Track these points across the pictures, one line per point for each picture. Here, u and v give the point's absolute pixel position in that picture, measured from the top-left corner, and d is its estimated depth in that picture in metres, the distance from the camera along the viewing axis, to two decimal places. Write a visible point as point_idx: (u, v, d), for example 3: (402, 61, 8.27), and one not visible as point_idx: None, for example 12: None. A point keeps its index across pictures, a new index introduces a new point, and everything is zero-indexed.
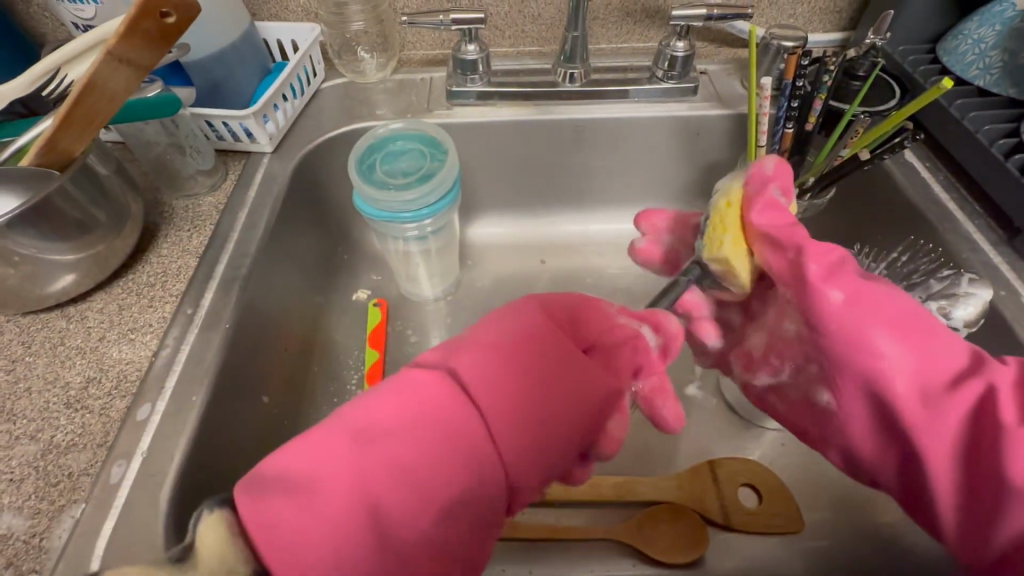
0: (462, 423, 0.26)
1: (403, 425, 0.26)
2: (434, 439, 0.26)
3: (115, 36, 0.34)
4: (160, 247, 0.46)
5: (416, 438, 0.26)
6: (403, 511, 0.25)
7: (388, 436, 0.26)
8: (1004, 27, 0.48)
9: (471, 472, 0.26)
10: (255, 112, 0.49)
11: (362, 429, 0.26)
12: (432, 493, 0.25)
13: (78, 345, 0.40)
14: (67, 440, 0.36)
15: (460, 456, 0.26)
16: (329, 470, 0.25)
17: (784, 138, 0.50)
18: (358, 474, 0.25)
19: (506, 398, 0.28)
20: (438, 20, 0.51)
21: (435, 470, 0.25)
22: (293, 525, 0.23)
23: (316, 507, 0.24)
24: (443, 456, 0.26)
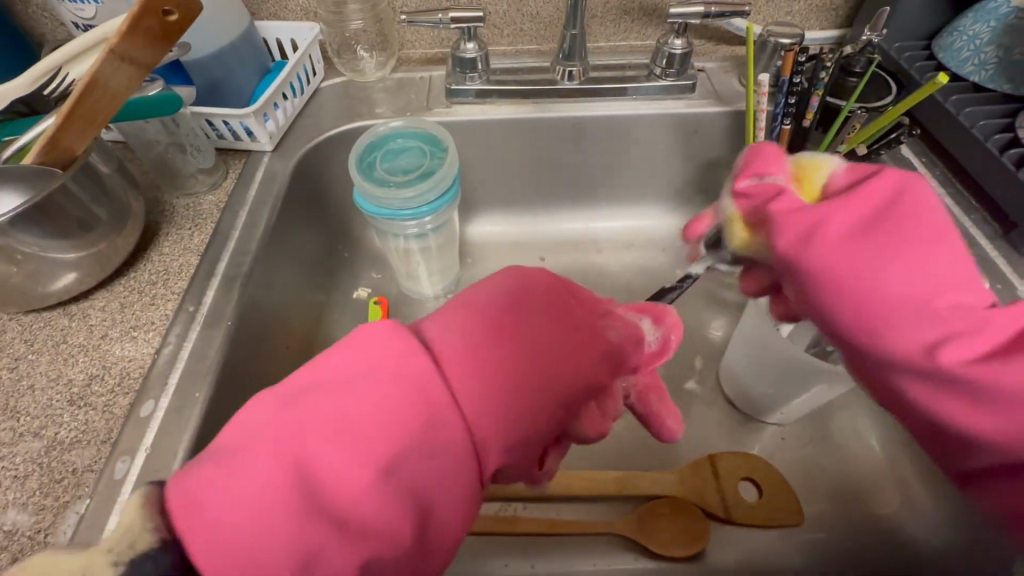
0: (411, 383, 0.26)
1: (357, 383, 0.26)
2: (379, 395, 0.25)
3: (117, 34, 0.34)
4: (161, 245, 0.47)
5: (361, 395, 0.25)
6: (343, 468, 0.24)
7: (341, 392, 0.26)
8: (999, 23, 0.49)
9: (419, 429, 0.25)
10: (255, 111, 0.50)
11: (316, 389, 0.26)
12: (375, 450, 0.24)
13: (81, 343, 0.40)
14: (71, 437, 0.36)
15: (405, 412, 0.25)
16: (274, 429, 0.25)
17: (781, 135, 0.50)
18: (309, 428, 0.25)
19: (465, 354, 0.27)
20: (437, 19, 0.51)
21: (385, 424, 0.25)
22: (221, 489, 0.23)
23: (248, 469, 0.24)
24: (393, 411, 0.25)
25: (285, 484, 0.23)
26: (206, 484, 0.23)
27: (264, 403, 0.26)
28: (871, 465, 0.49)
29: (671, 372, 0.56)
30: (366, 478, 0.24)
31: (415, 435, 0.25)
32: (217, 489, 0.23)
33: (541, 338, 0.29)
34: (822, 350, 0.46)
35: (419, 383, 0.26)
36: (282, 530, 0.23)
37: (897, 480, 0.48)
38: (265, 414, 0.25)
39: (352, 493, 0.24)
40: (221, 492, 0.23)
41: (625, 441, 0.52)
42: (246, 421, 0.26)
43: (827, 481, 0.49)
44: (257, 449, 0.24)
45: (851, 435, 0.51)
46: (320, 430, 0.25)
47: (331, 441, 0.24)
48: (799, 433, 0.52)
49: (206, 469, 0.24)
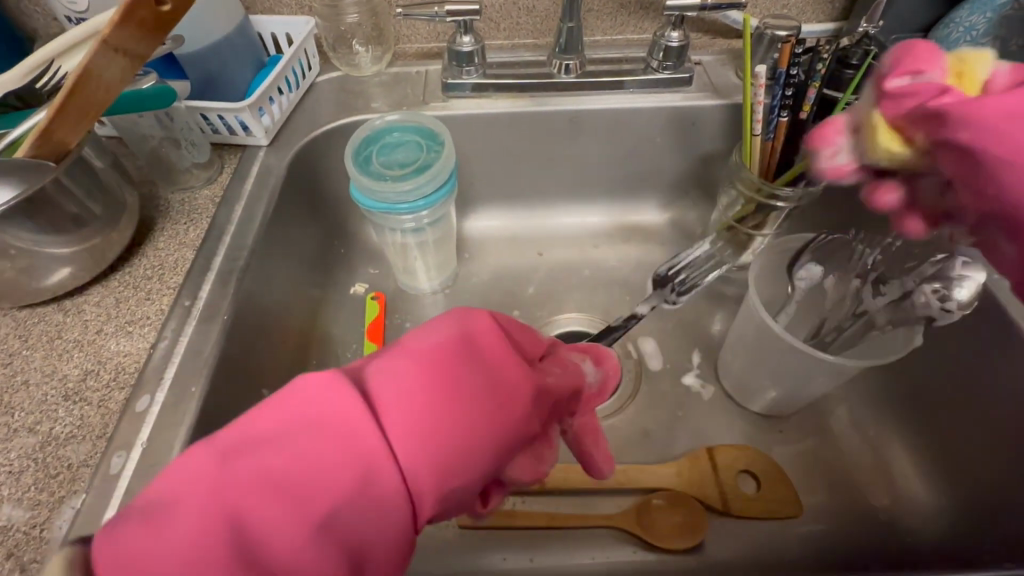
0: (346, 436, 0.25)
1: (291, 436, 0.25)
2: (313, 450, 0.24)
3: (109, 25, 0.34)
4: (157, 240, 0.46)
5: (294, 450, 0.24)
6: (272, 527, 0.23)
7: (274, 448, 0.25)
8: (994, 15, 0.49)
9: (353, 485, 0.24)
10: (250, 104, 0.49)
11: (249, 442, 0.25)
12: (306, 509, 0.24)
13: (76, 338, 0.40)
14: (66, 432, 0.35)
15: (339, 468, 0.24)
16: (202, 488, 0.24)
17: (778, 127, 0.50)
18: (237, 487, 0.24)
19: (404, 404, 0.26)
20: (433, 12, 0.51)
21: (318, 481, 0.24)
22: (144, 552, 0.22)
23: (172, 532, 0.23)
24: (325, 471, 0.24)
25: (211, 549, 0.22)
26: (128, 548, 0.22)
27: (192, 457, 0.25)
28: (869, 457, 0.50)
29: (669, 366, 0.56)
30: (296, 542, 0.23)
31: (350, 491, 0.24)
32: (139, 551, 0.22)
33: (485, 386, 0.28)
34: (820, 340, 0.47)
35: (352, 441, 0.25)
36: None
37: (895, 471, 0.48)
38: (192, 471, 0.24)
39: (280, 558, 0.23)
40: (145, 558, 0.22)
41: (623, 435, 0.52)
42: (173, 477, 0.25)
43: (825, 473, 0.49)
44: (182, 510, 0.23)
45: (850, 426, 0.51)
46: (250, 489, 0.24)
47: (261, 503, 0.23)
48: (798, 426, 0.52)
49: (128, 529, 0.23)
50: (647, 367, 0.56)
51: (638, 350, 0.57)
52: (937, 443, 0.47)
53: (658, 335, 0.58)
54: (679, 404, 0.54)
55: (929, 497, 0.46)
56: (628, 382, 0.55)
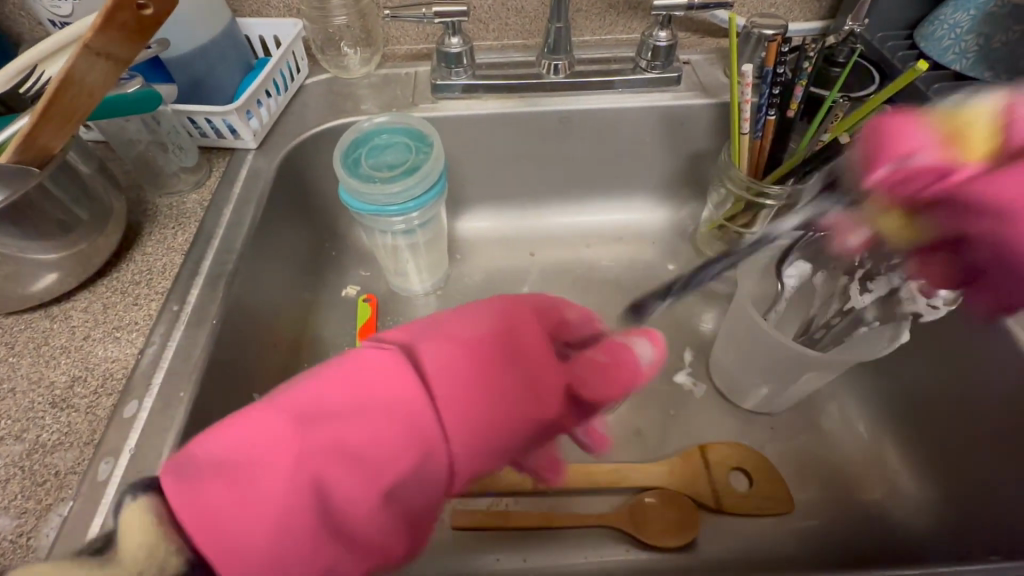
0: (416, 414, 0.26)
1: (362, 409, 0.26)
2: (385, 424, 0.25)
3: (91, 30, 0.33)
4: (144, 245, 0.46)
5: (367, 422, 0.25)
6: (346, 492, 0.25)
7: (345, 419, 0.26)
8: (978, 12, 0.49)
9: (419, 460, 0.26)
10: (238, 108, 0.49)
11: (321, 410, 0.26)
12: (377, 477, 0.25)
13: (63, 345, 0.40)
14: (53, 439, 0.35)
15: (408, 444, 0.25)
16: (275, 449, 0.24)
17: (766, 126, 0.51)
18: (312, 452, 0.25)
19: (466, 391, 0.27)
20: (421, 14, 0.51)
21: (389, 455, 0.25)
22: (227, 508, 0.23)
23: (255, 491, 0.24)
24: (395, 447, 0.25)
25: (296, 507, 0.24)
26: (208, 502, 0.23)
27: (263, 414, 0.26)
28: (860, 452, 0.50)
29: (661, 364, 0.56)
30: (367, 505, 0.25)
31: (415, 466, 0.26)
32: (222, 505, 0.23)
33: (536, 373, 0.29)
34: (810, 338, 0.47)
35: (418, 424, 0.26)
36: (288, 551, 0.24)
37: (886, 466, 0.49)
38: (268, 433, 0.25)
39: (348, 518, 0.25)
40: (229, 514, 0.23)
41: (615, 433, 0.52)
42: (242, 433, 0.25)
43: (817, 469, 0.49)
44: (260, 467, 0.24)
45: (840, 422, 0.51)
46: (325, 457, 0.25)
47: (335, 470, 0.25)
48: (790, 423, 0.52)
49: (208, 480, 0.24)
50: None
51: None
52: (926, 438, 0.47)
53: None
54: (671, 403, 0.54)
55: (919, 491, 0.46)
56: None
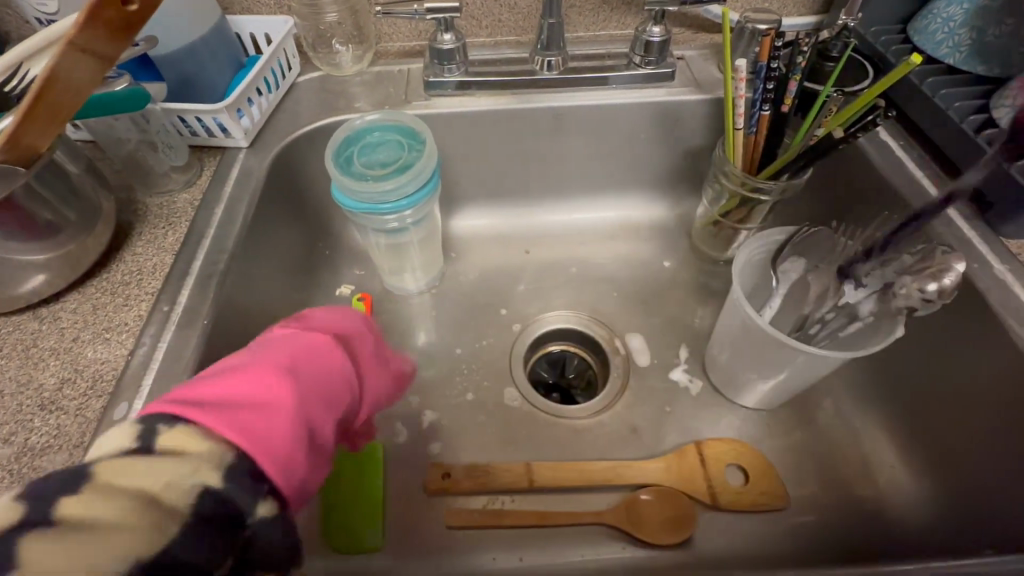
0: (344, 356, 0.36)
1: (320, 360, 0.34)
2: (331, 362, 0.35)
3: (73, 27, 0.33)
4: (134, 245, 0.46)
5: (322, 361, 0.34)
6: (323, 412, 0.33)
7: (312, 365, 0.33)
8: (971, 6, 0.48)
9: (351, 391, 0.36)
10: (228, 106, 0.49)
11: (292, 361, 0.32)
12: (336, 402, 0.34)
13: (52, 346, 0.39)
14: (42, 442, 0.35)
15: (345, 376, 0.35)
16: (272, 384, 0.30)
17: (760, 121, 0.50)
18: (301, 385, 0.32)
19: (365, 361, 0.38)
20: (413, 10, 0.50)
21: (339, 385, 0.35)
22: (257, 425, 0.28)
23: (274, 410, 0.29)
24: (341, 387, 0.35)
25: (302, 420, 0.30)
26: (241, 420, 0.28)
27: (237, 368, 0.31)
28: (855, 447, 0.50)
29: (657, 361, 0.56)
30: (333, 424, 0.33)
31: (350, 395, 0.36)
32: (253, 424, 0.28)
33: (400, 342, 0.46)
34: (804, 334, 0.47)
35: (347, 373, 0.36)
36: (303, 454, 0.30)
37: (880, 460, 0.49)
38: (258, 371, 0.30)
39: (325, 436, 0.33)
40: (262, 429, 0.28)
41: (611, 431, 0.52)
42: (230, 379, 0.30)
43: (813, 464, 0.49)
44: (269, 395, 0.30)
45: (835, 417, 0.51)
46: (309, 390, 0.32)
47: (317, 400, 0.32)
48: (786, 418, 0.52)
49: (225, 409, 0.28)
50: (634, 363, 0.56)
51: (625, 346, 0.58)
52: (920, 432, 0.47)
53: (646, 331, 0.59)
54: (667, 400, 0.54)
55: (913, 485, 0.47)
56: (615, 378, 0.56)
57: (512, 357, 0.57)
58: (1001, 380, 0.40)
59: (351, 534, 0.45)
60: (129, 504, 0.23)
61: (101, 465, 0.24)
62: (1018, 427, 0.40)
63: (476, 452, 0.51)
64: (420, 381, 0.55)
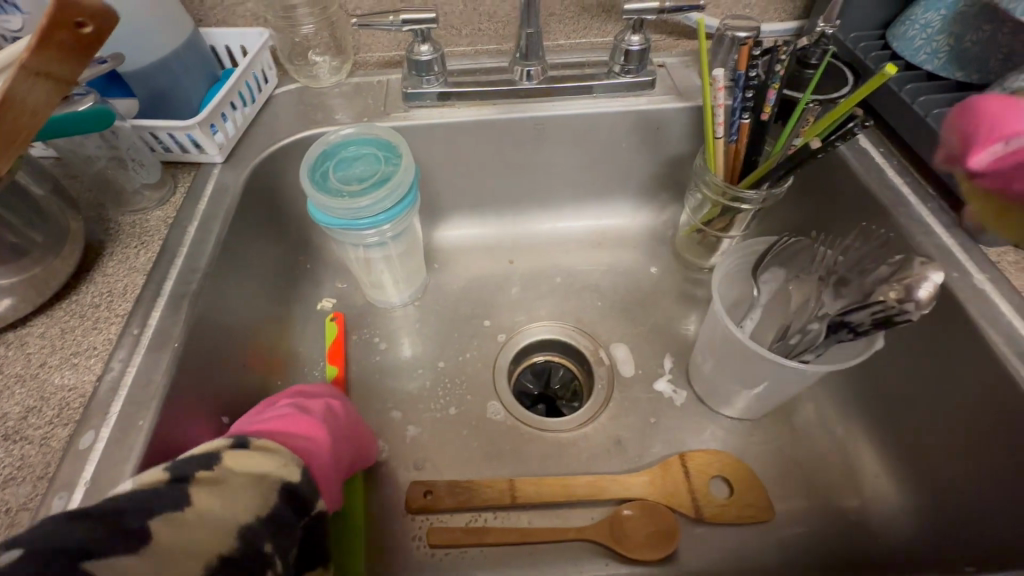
0: (355, 409, 0.45)
1: (342, 412, 0.43)
2: (348, 412, 0.44)
3: (28, 51, 0.32)
4: (105, 266, 0.45)
5: (345, 410, 0.43)
6: (347, 449, 0.41)
7: (339, 415, 0.42)
8: (949, 11, 0.49)
9: (361, 436, 0.45)
10: (200, 121, 0.48)
11: (326, 407, 0.41)
12: (352, 444, 0.43)
13: (18, 373, 0.38)
14: (5, 474, 0.34)
15: (358, 424, 0.44)
16: (318, 424, 0.39)
17: (741, 130, 0.50)
18: (333, 429, 0.40)
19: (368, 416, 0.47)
20: (389, 22, 0.50)
21: (356, 430, 0.44)
22: (314, 449, 0.37)
23: (322, 440, 0.38)
24: (357, 434, 0.43)
25: (336, 453, 0.39)
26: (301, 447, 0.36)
27: (284, 411, 0.39)
28: (840, 457, 0.50)
29: (641, 371, 0.56)
30: (350, 461, 0.42)
31: (359, 441, 0.44)
32: (310, 448, 0.37)
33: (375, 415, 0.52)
34: (785, 343, 0.45)
35: (359, 425, 0.45)
36: (336, 480, 0.38)
37: (862, 469, 0.49)
38: (304, 413, 0.39)
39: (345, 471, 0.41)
40: (316, 452, 0.37)
41: (596, 444, 0.51)
42: (285, 418, 0.38)
43: (798, 475, 0.49)
44: (317, 433, 0.38)
45: (818, 426, 0.51)
46: (339, 433, 0.41)
47: (344, 440, 0.41)
48: (771, 428, 0.52)
49: (286, 438, 0.36)
50: (619, 374, 0.56)
51: (610, 356, 0.57)
52: (903, 442, 0.47)
53: (630, 341, 0.58)
54: (651, 410, 0.53)
55: (897, 495, 0.46)
56: (600, 390, 0.55)
57: (496, 370, 0.56)
58: (981, 389, 0.40)
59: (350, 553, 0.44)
60: (246, 479, 0.31)
61: (225, 452, 0.32)
62: (996, 438, 0.39)
63: (459, 469, 0.50)
64: (403, 396, 0.54)
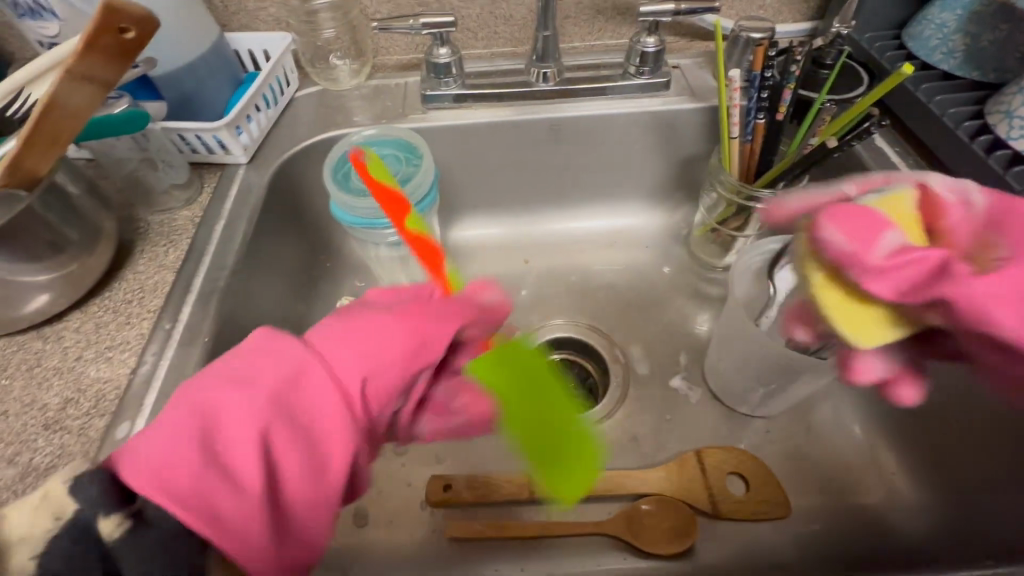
0: (293, 353, 0.30)
1: (270, 357, 0.30)
2: (269, 362, 0.30)
3: (75, 56, 0.34)
4: (136, 263, 0.46)
5: (261, 363, 0.30)
6: (236, 424, 0.27)
7: (257, 367, 0.29)
8: (965, 11, 0.49)
9: (296, 390, 0.29)
10: (227, 123, 0.49)
11: (217, 373, 0.29)
12: (265, 409, 0.28)
13: (55, 365, 0.40)
14: (46, 462, 0.35)
15: (284, 375, 0.29)
16: (200, 405, 0.28)
17: (756, 130, 0.51)
18: (233, 400, 0.28)
19: (314, 364, 0.30)
20: (409, 25, 0.51)
21: (275, 386, 0.29)
22: (150, 442, 0.26)
23: (164, 427, 0.26)
24: (271, 392, 0.28)
25: (189, 441, 0.26)
26: (153, 458, 0.25)
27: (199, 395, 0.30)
28: (857, 454, 0.50)
29: (656, 369, 0.56)
30: (252, 441, 0.27)
31: (292, 398, 0.29)
32: (147, 441, 0.26)
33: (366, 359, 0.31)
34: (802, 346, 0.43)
35: (313, 361, 0.30)
36: (185, 482, 0.25)
37: (879, 466, 0.49)
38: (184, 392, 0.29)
39: (299, 436, 0.28)
40: (152, 444, 0.26)
41: (612, 440, 0.52)
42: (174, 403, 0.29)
43: (814, 472, 0.49)
44: (165, 416, 0.27)
45: (835, 423, 0.52)
46: (250, 396, 0.28)
47: (226, 414, 0.27)
48: (786, 425, 0.52)
49: (139, 444, 0.26)
50: (635, 371, 0.57)
51: (625, 354, 0.58)
52: (921, 438, 0.47)
53: (645, 339, 0.59)
54: (667, 408, 0.54)
55: (914, 492, 0.46)
56: (616, 387, 0.56)
57: None
58: None
59: (577, 473, 0.30)
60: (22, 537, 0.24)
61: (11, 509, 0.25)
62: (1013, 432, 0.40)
63: (478, 464, 0.51)
64: None
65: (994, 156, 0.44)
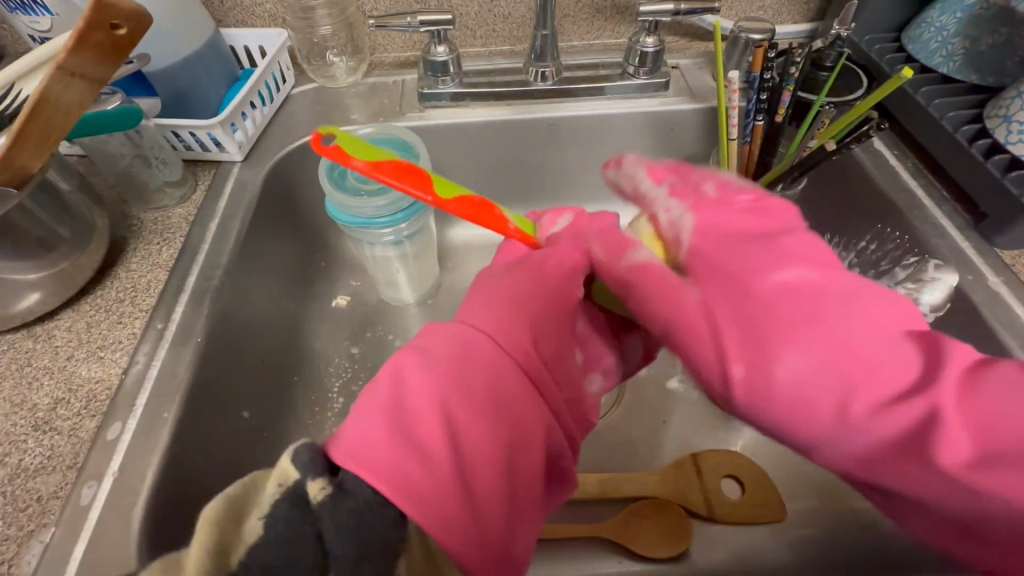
0: (474, 340, 0.30)
1: (450, 342, 0.30)
2: (452, 348, 0.29)
3: (64, 51, 0.33)
4: (129, 262, 0.46)
5: (442, 352, 0.29)
6: (438, 409, 0.27)
7: (440, 351, 0.29)
8: (965, 15, 0.49)
9: (490, 371, 0.29)
10: (222, 120, 0.49)
11: (399, 365, 0.28)
12: (468, 392, 0.28)
13: (46, 365, 0.39)
14: (36, 463, 0.35)
15: (476, 359, 0.29)
16: (390, 383, 0.27)
17: (755, 131, 0.50)
18: (418, 379, 0.27)
19: (493, 344, 0.30)
20: (406, 23, 0.50)
21: (469, 370, 0.28)
22: (359, 434, 0.25)
23: (370, 417, 0.26)
24: (465, 377, 0.28)
25: (399, 433, 0.25)
26: (363, 445, 0.25)
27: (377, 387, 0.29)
28: None
29: (653, 371, 0.56)
30: (465, 424, 0.27)
31: (486, 381, 0.28)
32: (356, 431, 0.25)
33: (534, 330, 0.32)
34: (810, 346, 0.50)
35: (478, 336, 0.30)
36: (409, 475, 0.24)
37: None
38: (372, 382, 0.28)
39: (488, 412, 0.27)
40: (366, 437, 0.25)
41: (608, 441, 0.52)
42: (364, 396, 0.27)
43: (809, 476, 0.49)
44: (365, 406, 0.26)
45: None
46: (427, 375, 0.27)
47: (426, 398, 0.27)
48: None
49: (348, 439, 0.25)
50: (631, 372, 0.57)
51: None
52: None
53: None
54: (663, 410, 0.54)
55: None
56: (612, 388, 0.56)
57: None
58: None
59: None
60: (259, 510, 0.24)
61: (253, 478, 0.26)
62: None
63: None
64: None
65: (993, 160, 0.43)
